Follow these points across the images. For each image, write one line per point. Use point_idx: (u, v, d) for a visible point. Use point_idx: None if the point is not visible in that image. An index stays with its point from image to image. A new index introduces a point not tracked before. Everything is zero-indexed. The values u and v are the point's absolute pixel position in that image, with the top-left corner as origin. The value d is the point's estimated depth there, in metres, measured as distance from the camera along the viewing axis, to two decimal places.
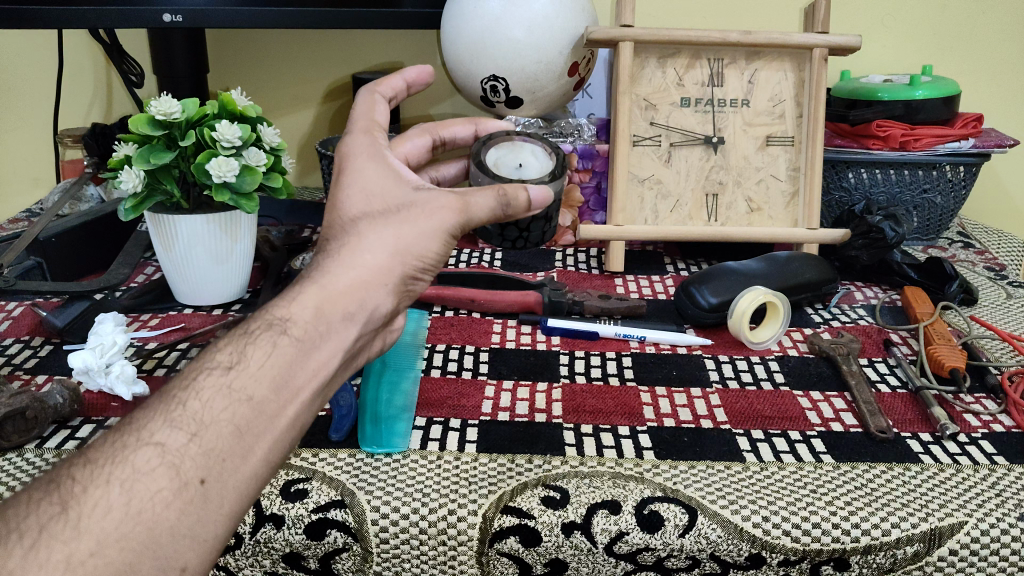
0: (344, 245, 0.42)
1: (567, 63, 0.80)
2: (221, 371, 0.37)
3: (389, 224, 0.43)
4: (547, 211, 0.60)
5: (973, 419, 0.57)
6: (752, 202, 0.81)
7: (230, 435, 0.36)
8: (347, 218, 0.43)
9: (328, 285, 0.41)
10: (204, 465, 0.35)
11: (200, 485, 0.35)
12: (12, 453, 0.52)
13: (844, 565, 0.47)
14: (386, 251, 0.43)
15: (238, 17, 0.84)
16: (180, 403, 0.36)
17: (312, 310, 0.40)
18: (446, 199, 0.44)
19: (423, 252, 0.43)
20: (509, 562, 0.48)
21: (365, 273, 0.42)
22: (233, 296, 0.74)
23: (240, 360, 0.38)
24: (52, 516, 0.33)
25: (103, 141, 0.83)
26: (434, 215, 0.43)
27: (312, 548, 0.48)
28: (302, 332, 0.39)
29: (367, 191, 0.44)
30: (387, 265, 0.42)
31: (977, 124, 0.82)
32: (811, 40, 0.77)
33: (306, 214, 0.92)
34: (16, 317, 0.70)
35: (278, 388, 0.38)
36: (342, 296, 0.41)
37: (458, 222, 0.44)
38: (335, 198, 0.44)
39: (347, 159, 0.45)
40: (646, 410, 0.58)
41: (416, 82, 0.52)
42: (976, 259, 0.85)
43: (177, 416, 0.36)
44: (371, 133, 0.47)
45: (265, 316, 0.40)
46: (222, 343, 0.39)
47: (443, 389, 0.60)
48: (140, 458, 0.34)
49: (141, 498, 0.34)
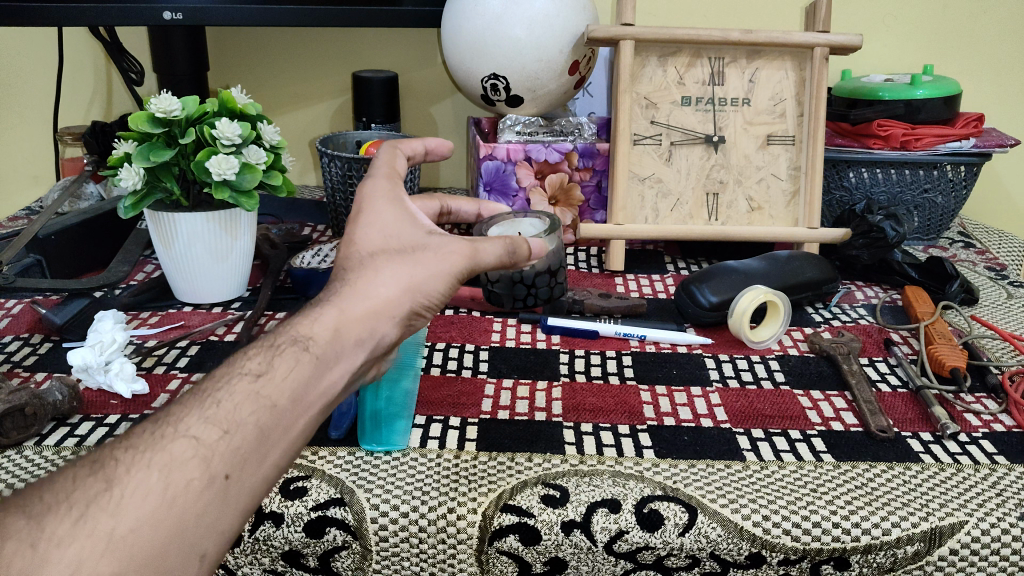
0: (360, 277, 0.43)
1: (567, 62, 0.80)
2: (250, 378, 0.38)
3: (404, 261, 0.44)
4: (551, 264, 0.65)
5: (973, 419, 0.57)
6: (753, 201, 0.81)
7: (251, 440, 0.36)
8: (365, 253, 0.44)
9: (342, 310, 0.41)
10: (230, 461, 0.36)
11: (226, 481, 0.35)
12: (11, 450, 0.52)
13: (844, 565, 0.47)
14: (399, 287, 0.43)
15: (237, 15, 0.84)
16: (215, 402, 0.37)
17: (330, 330, 0.41)
18: (458, 245, 0.45)
19: (431, 291, 0.44)
20: (509, 560, 0.48)
21: (378, 303, 0.42)
22: (232, 294, 0.73)
23: (268, 369, 0.39)
24: (96, 495, 0.33)
25: (103, 140, 0.83)
26: (446, 256, 0.45)
27: (311, 546, 0.48)
28: (321, 351, 0.40)
29: (385, 232, 0.45)
30: (395, 299, 0.43)
31: (978, 124, 0.83)
32: (812, 38, 0.77)
33: (306, 213, 0.92)
34: (16, 314, 0.70)
35: (298, 397, 0.38)
36: (357, 321, 0.41)
37: (467, 267, 0.46)
38: (353, 232, 0.46)
39: (370, 200, 0.47)
40: (646, 409, 0.58)
41: (435, 150, 0.54)
42: (976, 259, 0.85)
43: (211, 413, 0.37)
44: (393, 181, 0.49)
45: (289, 332, 0.40)
46: (249, 350, 0.40)
47: (443, 388, 0.60)
48: (176, 449, 0.35)
49: (177, 486, 0.34)
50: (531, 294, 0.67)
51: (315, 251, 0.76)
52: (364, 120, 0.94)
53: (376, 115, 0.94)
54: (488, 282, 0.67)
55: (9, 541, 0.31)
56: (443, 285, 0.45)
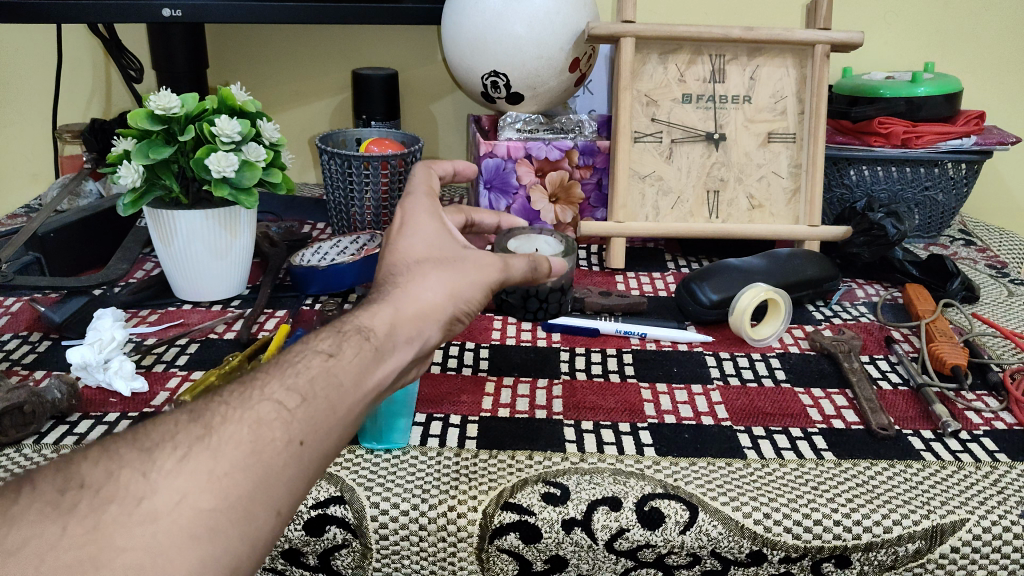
0: (405, 282, 0.44)
1: (568, 59, 0.79)
2: (322, 356, 0.39)
3: (445, 269, 0.45)
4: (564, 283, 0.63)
5: (975, 417, 0.57)
6: (754, 199, 0.81)
7: (324, 409, 0.37)
8: (410, 260, 0.45)
9: (398, 307, 0.42)
10: (306, 428, 0.36)
11: (300, 447, 0.35)
12: (10, 448, 0.52)
13: (845, 563, 0.47)
14: (442, 292, 0.44)
15: (237, 12, 0.84)
16: (293, 372, 0.38)
17: (388, 323, 0.41)
18: (491, 258, 0.47)
19: (470, 299, 0.45)
20: (510, 559, 0.47)
21: (423, 306, 0.43)
22: (231, 292, 0.73)
23: (337, 351, 0.39)
24: (194, 439, 0.34)
25: (102, 137, 0.82)
26: (482, 265, 0.46)
27: (311, 544, 0.48)
28: (380, 341, 0.40)
29: (427, 242, 0.47)
30: (440, 304, 0.43)
31: (979, 122, 0.82)
32: (813, 36, 0.77)
33: (307, 210, 0.93)
34: (15, 312, 0.70)
35: (359, 380, 0.39)
36: (409, 320, 0.42)
37: (499, 277, 0.47)
38: (396, 243, 0.47)
39: (410, 215, 0.49)
40: (646, 407, 0.58)
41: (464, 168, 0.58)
42: (977, 256, 0.85)
43: (291, 381, 0.37)
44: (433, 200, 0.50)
45: (351, 322, 0.41)
46: (318, 333, 0.41)
47: (443, 385, 0.60)
48: (262, 410, 0.36)
49: (262, 442, 0.35)
50: (542, 307, 0.64)
51: (316, 248, 0.76)
52: (363, 117, 0.94)
53: (375, 113, 0.94)
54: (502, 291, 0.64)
55: (124, 470, 0.33)
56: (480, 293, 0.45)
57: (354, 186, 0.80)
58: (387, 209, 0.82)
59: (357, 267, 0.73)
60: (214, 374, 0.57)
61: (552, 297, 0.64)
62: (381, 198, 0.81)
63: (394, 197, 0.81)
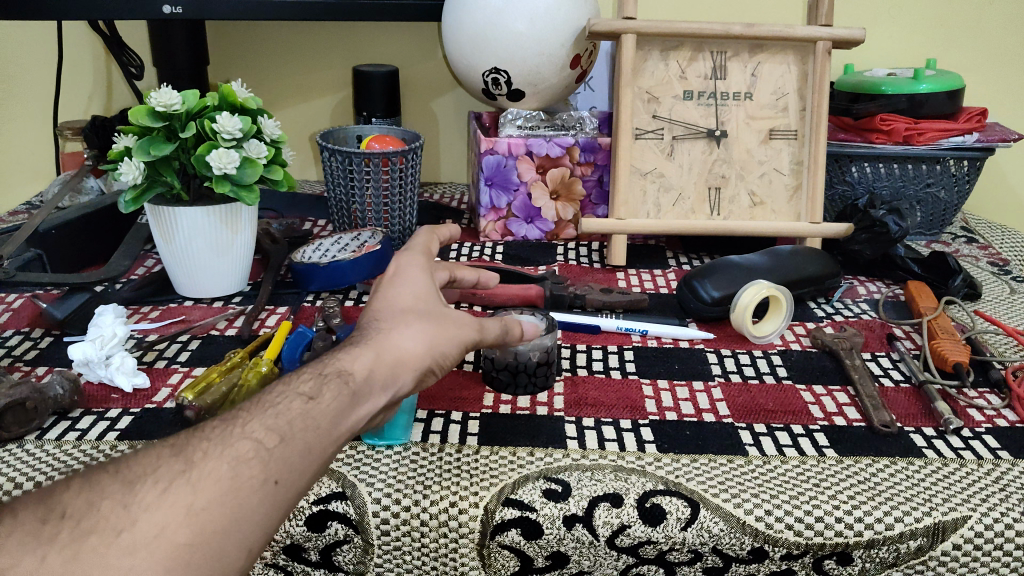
0: (387, 329, 0.45)
1: (569, 56, 0.79)
2: (303, 399, 0.40)
3: (428, 320, 0.46)
4: (548, 349, 0.58)
5: (977, 414, 0.56)
6: (755, 196, 0.81)
7: (300, 450, 0.38)
8: (395, 309, 0.46)
9: (379, 350, 0.43)
10: (282, 468, 0.37)
11: (275, 486, 0.36)
12: (12, 444, 0.52)
13: (847, 559, 0.47)
14: (423, 343, 0.45)
15: (238, 9, 0.84)
16: (272, 411, 0.39)
17: (368, 366, 0.42)
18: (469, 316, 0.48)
19: (447, 351, 0.45)
20: (511, 555, 0.47)
21: (401, 355, 0.44)
22: (232, 288, 0.73)
23: (317, 393, 0.40)
24: (176, 474, 0.35)
25: (103, 133, 0.83)
26: (463, 321, 0.47)
27: (313, 540, 0.48)
28: (358, 384, 0.41)
29: (414, 294, 0.47)
30: (420, 355, 0.44)
31: (981, 119, 0.83)
32: (815, 32, 0.77)
33: (308, 207, 0.93)
34: (16, 309, 0.70)
35: (333, 424, 0.40)
36: (387, 365, 0.43)
37: (475, 335, 0.48)
38: (385, 291, 0.48)
39: (402, 267, 0.50)
40: (648, 403, 0.58)
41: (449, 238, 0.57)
42: (979, 254, 0.85)
43: (270, 421, 0.38)
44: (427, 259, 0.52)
45: (333, 363, 0.42)
46: (301, 373, 0.42)
47: (444, 381, 0.60)
48: (240, 448, 0.37)
49: (240, 479, 0.36)
50: (532, 379, 0.58)
51: (316, 245, 0.76)
52: (364, 114, 0.94)
53: (376, 110, 0.94)
54: (490, 364, 0.58)
55: (105, 500, 0.34)
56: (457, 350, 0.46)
57: (355, 184, 0.80)
58: (388, 206, 0.82)
59: (357, 263, 0.73)
60: (215, 372, 0.57)
61: (540, 370, 0.58)
62: (382, 196, 0.81)
63: (394, 194, 0.81)
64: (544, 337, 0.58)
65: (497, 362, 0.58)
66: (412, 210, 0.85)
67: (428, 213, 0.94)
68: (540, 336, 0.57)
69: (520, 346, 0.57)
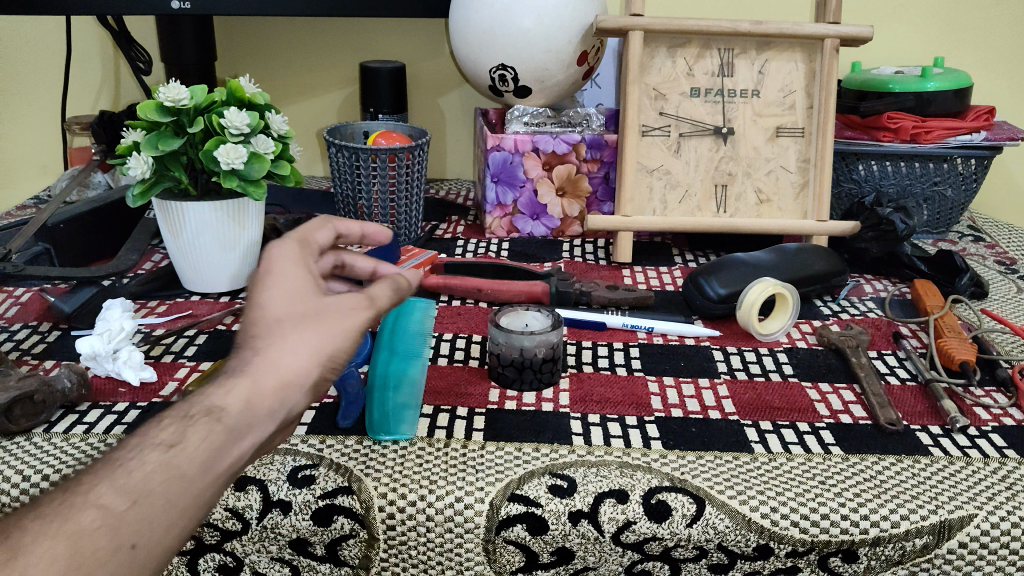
0: (264, 346, 0.37)
1: (576, 52, 0.79)
2: (161, 448, 0.33)
3: (313, 327, 0.38)
4: (553, 344, 0.58)
5: (983, 413, 0.56)
6: (762, 193, 0.81)
7: (160, 508, 0.32)
8: (272, 318, 0.38)
9: (254, 375, 0.36)
10: (139, 529, 0.31)
11: (132, 550, 0.31)
12: (20, 437, 0.52)
13: (852, 557, 0.47)
14: (309, 355, 0.37)
15: (246, 5, 0.84)
16: (123, 469, 0.32)
17: (243, 398, 0.35)
18: (355, 296, 0.40)
19: (342, 356, 0.38)
20: (516, 550, 0.47)
21: (286, 374, 0.36)
22: (239, 284, 0.73)
23: (180, 438, 0.33)
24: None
25: (110, 128, 0.84)
26: (349, 307, 0.39)
27: (319, 534, 0.48)
28: (234, 420, 0.34)
29: (293, 295, 0.39)
30: (305, 370, 0.37)
31: (989, 117, 0.82)
32: (823, 30, 0.77)
33: (314, 203, 0.93)
34: (24, 303, 0.70)
35: (207, 466, 0.33)
36: (267, 391, 0.36)
37: (370, 317, 0.40)
38: (255, 298, 0.39)
39: (274, 265, 0.40)
40: (653, 400, 0.58)
41: (375, 235, 0.48)
42: (986, 253, 0.84)
43: (122, 481, 0.32)
44: (302, 250, 0.43)
45: (200, 399, 0.35)
46: (161, 417, 0.34)
47: (449, 377, 0.60)
48: (83, 518, 0.30)
49: (84, 551, 0.30)
50: (538, 374, 0.58)
51: None
52: (370, 111, 0.94)
53: (383, 106, 0.94)
54: (496, 360, 0.59)
55: None
56: (351, 343, 0.38)
57: (362, 179, 0.81)
58: (395, 202, 0.82)
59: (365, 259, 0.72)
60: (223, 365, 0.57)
61: (546, 366, 0.58)
62: (389, 191, 0.81)
63: (401, 190, 0.81)
64: (549, 334, 0.58)
65: (502, 358, 0.58)
66: (418, 205, 0.85)
67: (434, 209, 0.94)
68: (546, 333, 0.57)
69: (525, 342, 0.57)
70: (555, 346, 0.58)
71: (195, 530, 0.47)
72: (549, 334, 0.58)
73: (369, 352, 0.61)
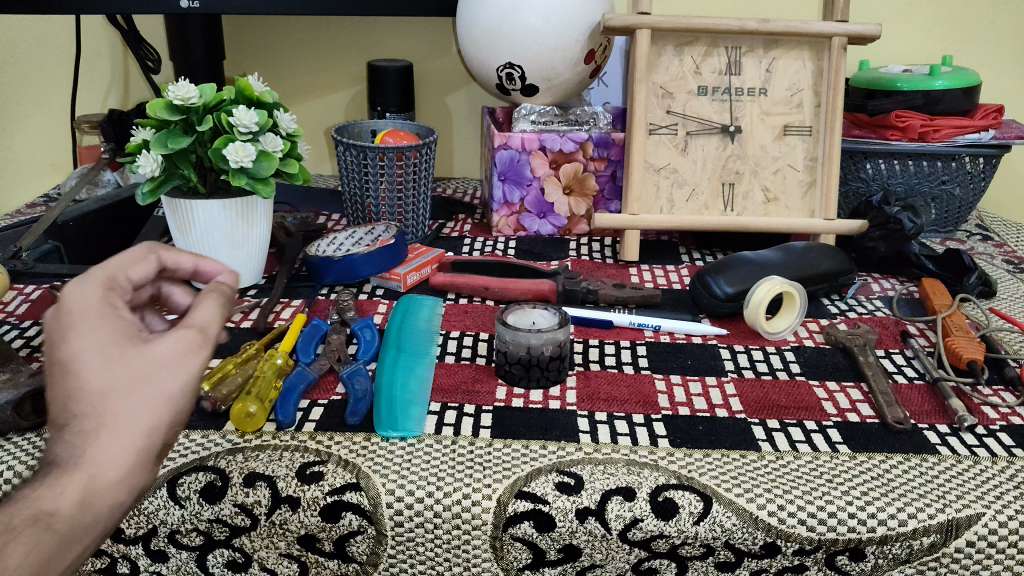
0: (94, 429, 0.32)
1: (583, 51, 0.79)
2: None
3: (143, 393, 0.33)
4: (560, 343, 0.58)
5: (991, 412, 0.56)
6: (769, 192, 0.81)
7: None
8: (91, 392, 0.33)
9: (89, 469, 0.32)
10: None
11: None
12: (32, 432, 0.53)
13: (859, 555, 0.47)
14: (150, 424, 0.33)
15: (254, 4, 0.84)
16: None
17: (75, 499, 0.32)
18: (184, 331, 0.35)
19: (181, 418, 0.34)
20: (523, 547, 0.48)
21: (134, 452, 0.33)
22: (248, 282, 0.74)
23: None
24: None
25: (120, 128, 0.84)
26: (181, 350, 0.35)
27: (327, 531, 0.48)
28: (67, 525, 0.32)
29: (107, 354, 0.33)
30: (148, 439, 0.33)
31: (998, 115, 0.82)
32: (830, 28, 0.77)
33: (322, 201, 0.93)
34: (35, 300, 0.71)
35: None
36: (110, 483, 0.32)
37: (207, 357, 0.36)
38: (61, 365, 0.33)
39: (70, 314, 0.34)
40: (661, 399, 0.58)
41: (208, 266, 0.43)
42: (994, 252, 0.84)
43: None
44: (109, 291, 0.36)
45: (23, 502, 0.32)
46: None
47: (456, 375, 0.60)
48: None
49: None
50: (544, 373, 0.58)
51: (331, 239, 0.77)
52: (378, 109, 0.95)
53: (390, 105, 0.94)
54: (504, 358, 0.59)
55: None
56: (188, 397, 0.35)
57: (369, 177, 0.81)
58: (402, 200, 0.82)
59: (371, 256, 0.73)
60: (231, 363, 0.57)
61: (554, 364, 0.58)
62: (396, 189, 0.81)
63: (408, 188, 0.82)
64: (557, 331, 0.58)
65: (509, 356, 0.58)
66: (425, 204, 0.85)
67: (441, 207, 0.95)
68: (553, 331, 0.57)
69: (532, 340, 0.57)
70: (562, 344, 0.58)
71: (205, 525, 0.48)
72: (556, 332, 0.58)
73: (378, 350, 0.62)
